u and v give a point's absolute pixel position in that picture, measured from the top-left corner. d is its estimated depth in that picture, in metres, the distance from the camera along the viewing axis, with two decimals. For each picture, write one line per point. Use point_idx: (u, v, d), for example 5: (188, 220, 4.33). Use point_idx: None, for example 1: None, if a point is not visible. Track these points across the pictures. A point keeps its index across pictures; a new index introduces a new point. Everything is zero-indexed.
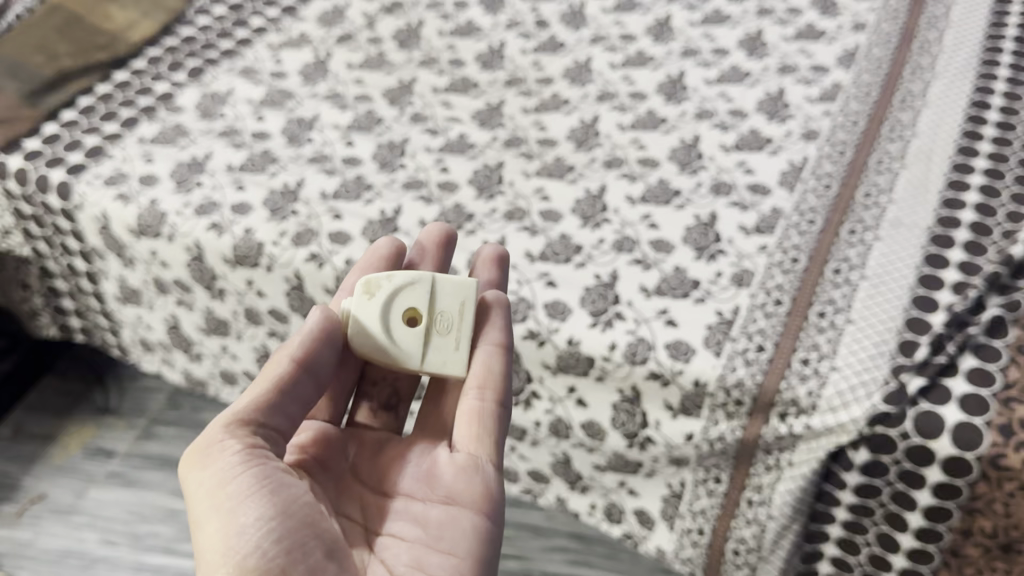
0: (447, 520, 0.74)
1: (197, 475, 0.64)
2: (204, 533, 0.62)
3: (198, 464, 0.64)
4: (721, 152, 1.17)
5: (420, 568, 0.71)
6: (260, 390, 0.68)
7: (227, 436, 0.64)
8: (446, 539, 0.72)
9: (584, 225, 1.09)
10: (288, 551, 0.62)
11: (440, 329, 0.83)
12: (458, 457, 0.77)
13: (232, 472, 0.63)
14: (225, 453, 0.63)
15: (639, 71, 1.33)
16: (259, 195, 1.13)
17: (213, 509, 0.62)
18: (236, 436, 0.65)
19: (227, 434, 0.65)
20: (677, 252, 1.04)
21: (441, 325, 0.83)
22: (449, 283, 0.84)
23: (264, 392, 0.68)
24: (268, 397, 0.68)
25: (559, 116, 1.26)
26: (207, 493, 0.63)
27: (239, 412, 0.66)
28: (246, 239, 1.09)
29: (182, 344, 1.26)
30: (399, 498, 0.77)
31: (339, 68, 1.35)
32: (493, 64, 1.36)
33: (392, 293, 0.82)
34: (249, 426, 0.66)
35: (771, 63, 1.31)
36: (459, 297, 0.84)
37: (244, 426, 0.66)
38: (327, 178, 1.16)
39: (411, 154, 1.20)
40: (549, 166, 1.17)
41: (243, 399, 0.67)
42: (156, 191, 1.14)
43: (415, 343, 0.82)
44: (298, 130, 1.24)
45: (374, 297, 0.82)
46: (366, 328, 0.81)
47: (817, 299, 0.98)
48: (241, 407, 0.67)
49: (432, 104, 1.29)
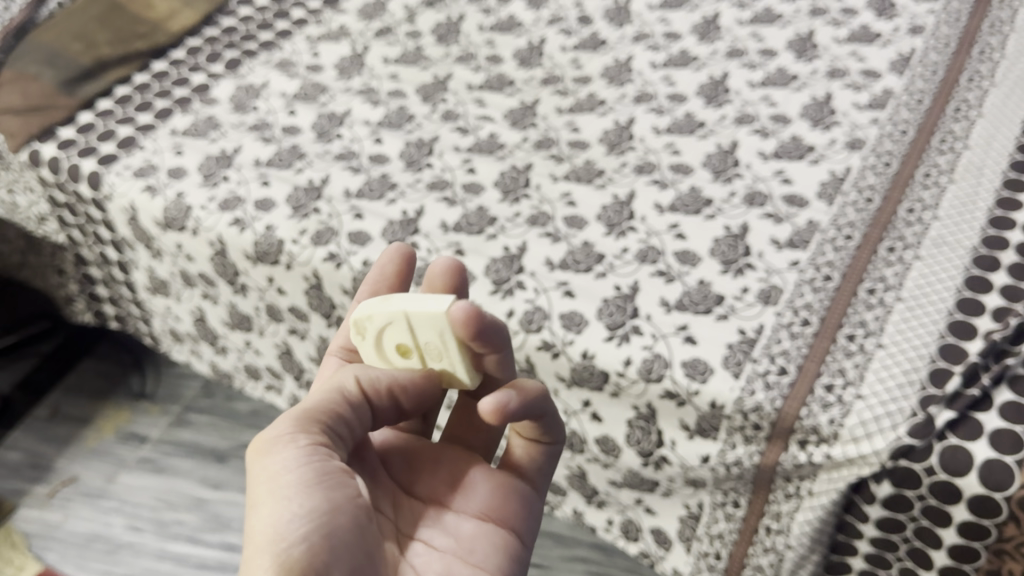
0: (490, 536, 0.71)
1: (260, 465, 0.60)
2: (254, 519, 0.58)
3: (262, 452, 0.61)
4: (759, 160, 1.12)
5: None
6: (331, 398, 0.65)
7: (294, 429, 0.61)
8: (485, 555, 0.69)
9: (609, 233, 1.05)
10: (332, 553, 0.58)
11: (436, 357, 0.71)
12: (497, 475, 0.74)
13: (294, 462, 0.59)
14: (291, 444, 0.60)
15: (681, 71, 1.28)
16: (283, 191, 1.13)
17: (268, 495, 0.58)
18: (302, 430, 0.61)
19: (297, 425, 0.62)
20: (703, 265, 1.00)
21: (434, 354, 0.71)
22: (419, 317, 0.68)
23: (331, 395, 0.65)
24: (339, 407, 0.65)
25: (594, 117, 1.22)
26: (266, 483, 0.59)
27: (310, 411, 0.63)
28: (267, 236, 1.08)
29: (208, 337, 1.26)
30: (425, 501, 0.72)
31: (375, 62, 1.34)
32: (531, 61, 1.33)
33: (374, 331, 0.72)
34: (316, 426, 0.62)
35: (820, 66, 1.25)
36: (433, 327, 0.68)
37: (311, 422, 0.62)
38: (352, 176, 1.14)
39: (439, 154, 1.18)
40: (578, 170, 1.14)
41: (310, 402, 0.64)
42: (183, 184, 1.15)
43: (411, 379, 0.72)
44: (327, 126, 1.23)
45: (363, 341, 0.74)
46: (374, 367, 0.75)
47: (847, 320, 0.93)
48: (308, 406, 0.64)
49: (466, 102, 1.26)
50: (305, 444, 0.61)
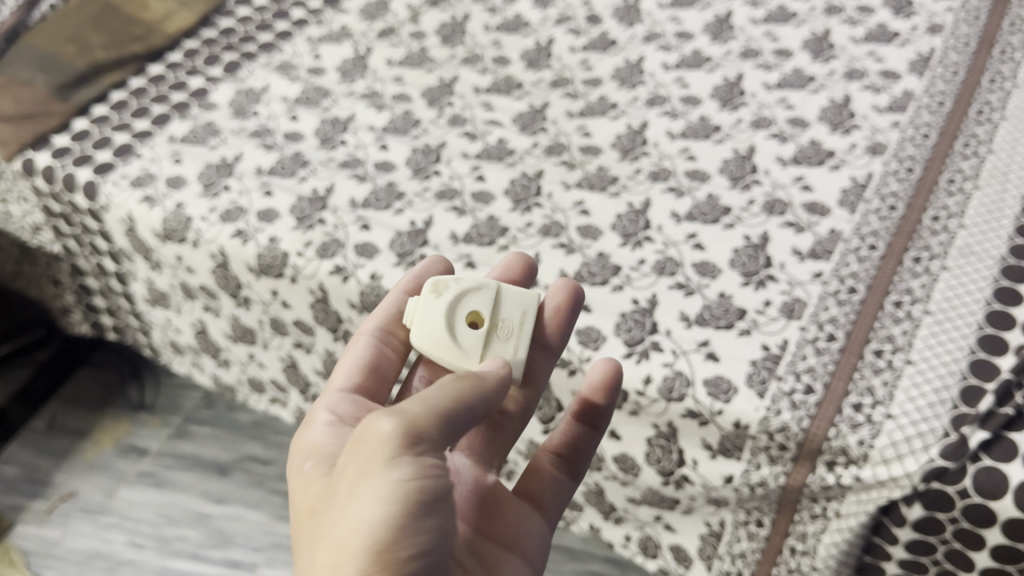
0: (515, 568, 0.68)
1: (373, 462, 0.53)
2: (360, 512, 0.51)
3: (379, 441, 0.53)
4: (777, 165, 1.09)
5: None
6: (451, 400, 0.58)
7: (417, 429, 0.54)
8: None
9: (624, 243, 1.02)
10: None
11: (501, 335, 0.79)
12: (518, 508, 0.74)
13: (418, 471, 0.53)
14: (414, 449, 0.53)
15: (694, 72, 1.24)
16: (287, 201, 1.09)
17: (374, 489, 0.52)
18: (420, 437, 0.54)
19: (416, 429, 0.54)
20: (722, 276, 0.97)
21: (500, 332, 0.79)
22: (511, 294, 0.81)
23: (452, 400, 0.57)
24: (457, 416, 0.58)
25: (606, 122, 1.19)
26: (381, 479, 0.52)
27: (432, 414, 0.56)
28: (271, 248, 1.05)
29: (210, 349, 1.23)
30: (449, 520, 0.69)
31: (378, 65, 1.30)
32: (539, 63, 1.30)
33: (459, 293, 0.78)
34: (433, 431, 0.55)
35: (838, 67, 1.22)
36: (521, 305, 0.81)
37: (430, 426, 0.55)
38: (358, 185, 1.11)
39: (447, 161, 1.14)
40: (591, 178, 1.11)
41: (433, 399, 0.57)
42: (183, 194, 1.11)
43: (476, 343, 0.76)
44: (331, 132, 1.19)
45: (442, 291, 0.78)
46: (429, 316, 0.77)
47: (874, 335, 0.90)
48: (430, 406, 0.56)
49: (473, 106, 1.23)
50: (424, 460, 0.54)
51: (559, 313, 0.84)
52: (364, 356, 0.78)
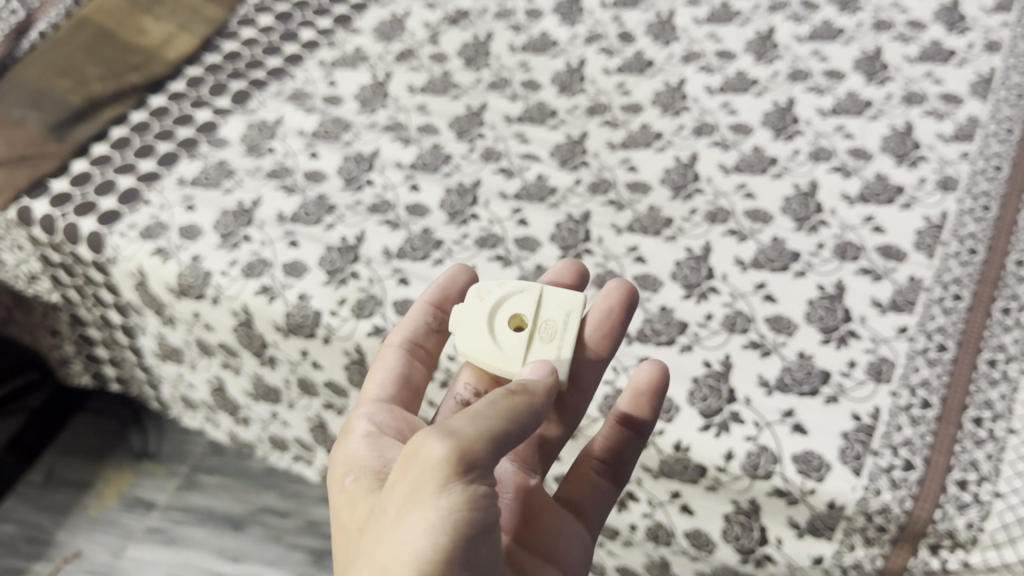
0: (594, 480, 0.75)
1: (422, 487, 0.50)
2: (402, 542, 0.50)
3: (420, 471, 0.51)
4: (843, 202, 1.01)
5: (570, 535, 0.69)
6: (503, 413, 0.54)
7: (464, 454, 0.51)
8: (585, 497, 0.74)
9: (688, 295, 0.94)
10: None
11: (546, 338, 0.71)
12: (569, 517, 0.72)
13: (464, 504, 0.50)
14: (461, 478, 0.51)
15: (741, 96, 1.16)
16: (315, 252, 1.00)
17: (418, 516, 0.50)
18: (473, 467, 0.51)
19: (467, 452, 0.51)
20: (800, 333, 0.89)
21: (546, 333, 0.71)
22: (558, 293, 0.73)
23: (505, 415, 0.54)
24: (509, 440, 0.54)
25: (652, 154, 1.10)
26: (426, 510, 0.50)
27: (484, 439, 0.52)
28: (301, 306, 0.96)
29: (228, 407, 1.14)
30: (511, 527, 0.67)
31: (399, 92, 1.21)
32: (572, 87, 1.21)
33: (499, 297, 0.73)
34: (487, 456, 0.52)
35: (895, 90, 1.14)
36: (564, 305, 0.73)
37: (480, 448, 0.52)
38: (390, 232, 1.02)
39: (485, 202, 1.06)
40: (642, 218, 1.03)
41: (489, 424, 0.53)
42: (198, 246, 1.02)
43: (514, 347, 0.70)
44: (355, 171, 1.10)
45: (480, 302, 0.73)
46: (472, 326, 0.72)
47: (972, 400, 0.83)
48: (483, 433, 0.52)
49: (507, 138, 1.14)
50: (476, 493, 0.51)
51: (610, 317, 0.77)
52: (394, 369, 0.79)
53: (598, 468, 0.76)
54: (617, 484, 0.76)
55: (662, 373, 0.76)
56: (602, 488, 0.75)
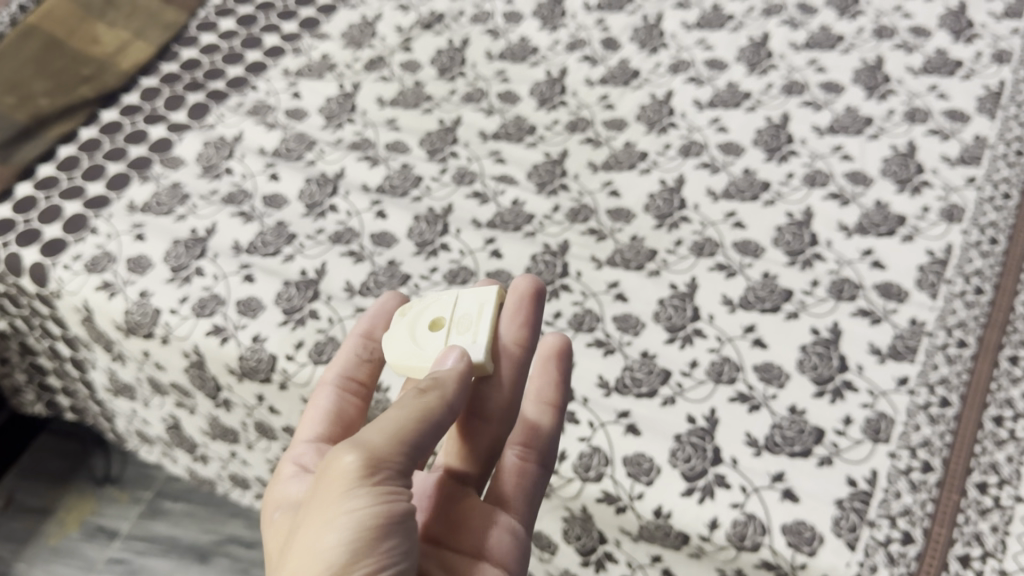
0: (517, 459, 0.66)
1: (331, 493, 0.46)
2: (306, 553, 0.45)
3: (326, 478, 0.47)
4: (840, 234, 0.94)
5: (501, 526, 0.61)
6: (410, 411, 0.49)
7: (368, 454, 0.46)
8: (508, 486, 0.64)
9: (672, 340, 0.87)
10: None
11: (461, 331, 0.65)
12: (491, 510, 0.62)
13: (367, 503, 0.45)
14: (364, 477, 0.46)
15: (731, 112, 1.09)
16: (271, 288, 0.93)
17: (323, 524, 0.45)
18: (383, 468, 0.46)
19: (377, 452, 0.46)
20: (792, 384, 0.83)
21: (462, 325, 0.66)
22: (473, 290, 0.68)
23: (413, 416, 0.49)
24: (423, 437, 0.49)
25: (636, 176, 1.03)
26: (331, 515, 0.45)
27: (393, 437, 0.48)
28: (254, 349, 0.89)
29: (185, 445, 1.08)
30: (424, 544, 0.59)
31: (368, 105, 1.14)
32: (552, 99, 1.14)
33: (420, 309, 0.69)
34: (393, 457, 0.47)
35: (896, 105, 1.07)
36: (480, 297, 0.67)
37: (382, 450, 0.47)
38: (353, 265, 0.95)
39: (456, 231, 0.99)
40: (624, 250, 0.96)
41: (395, 423, 0.48)
42: (147, 280, 0.95)
43: (429, 348, 0.65)
44: (318, 194, 1.03)
45: (399, 328, 0.68)
46: (393, 349, 0.67)
47: (976, 463, 0.77)
48: (396, 432, 0.48)
49: (481, 158, 1.07)
50: (390, 493, 0.46)
51: (521, 306, 0.66)
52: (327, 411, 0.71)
53: (518, 453, 0.66)
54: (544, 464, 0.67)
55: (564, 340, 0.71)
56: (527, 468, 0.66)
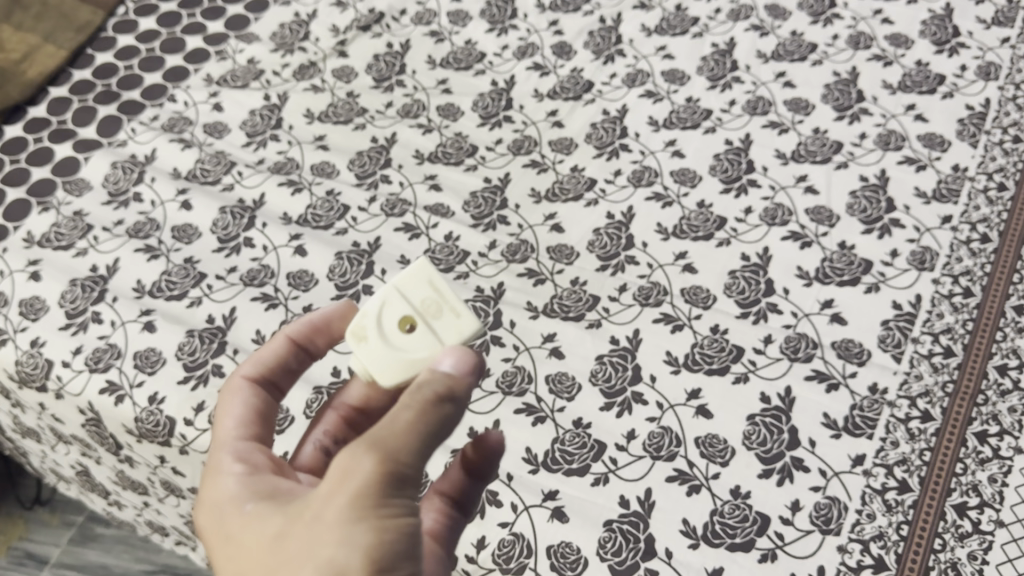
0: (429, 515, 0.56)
1: (338, 515, 0.41)
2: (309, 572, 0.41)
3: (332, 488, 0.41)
4: (799, 280, 0.86)
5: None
6: (421, 418, 0.42)
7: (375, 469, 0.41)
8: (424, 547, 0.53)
9: (608, 406, 0.79)
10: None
11: (440, 316, 0.54)
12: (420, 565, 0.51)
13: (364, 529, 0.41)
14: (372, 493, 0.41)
15: (688, 133, 1.00)
16: (174, 337, 0.85)
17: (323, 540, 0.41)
18: (394, 481, 0.41)
19: (395, 467, 0.41)
20: (736, 461, 0.75)
21: (434, 309, 0.54)
22: (406, 276, 0.54)
23: (427, 421, 0.42)
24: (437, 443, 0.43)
25: (582, 207, 0.94)
26: (331, 538, 0.40)
27: (405, 454, 0.42)
28: (152, 411, 0.81)
29: (98, 490, 1.00)
30: None
31: (295, 119, 1.04)
32: (497, 114, 1.05)
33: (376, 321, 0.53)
34: (402, 473, 0.42)
35: (869, 128, 0.98)
36: (422, 277, 0.55)
37: (402, 460, 0.41)
38: (266, 311, 0.87)
39: (381, 271, 0.90)
40: (563, 297, 0.87)
41: (404, 431, 0.42)
42: (40, 326, 0.87)
43: (428, 350, 0.52)
44: (233, 226, 0.94)
45: (367, 343, 0.52)
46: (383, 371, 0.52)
47: (934, 562, 0.69)
48: (412, 445, 0.42)
49: (415, 183, 0.98)
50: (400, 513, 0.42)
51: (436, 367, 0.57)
52: (246, 410, 0.57)
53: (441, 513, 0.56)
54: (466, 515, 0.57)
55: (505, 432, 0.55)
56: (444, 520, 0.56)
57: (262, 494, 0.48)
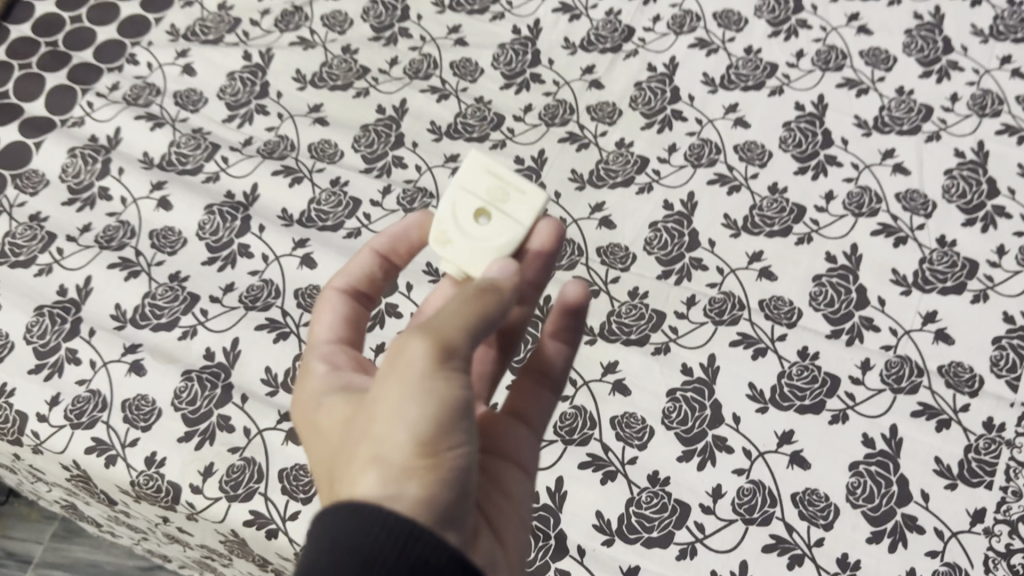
0: (520, 392, 0.57)
1: (392, 390, 0.39)
2: (365, 441, 0.39)
3: (386, 369, 0.40)
4: (895, 288, 0.74)
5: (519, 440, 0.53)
6: (470, 303, 0.41)
7: (428, 347, 0.39)
8: (523, 410, 0.55)
9: (688, 457, 0.68)
10: (474, 483, 0.41)
11: (509, 200, 0.50)
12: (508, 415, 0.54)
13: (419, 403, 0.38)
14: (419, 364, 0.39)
15: (751, 96, 0.85)
16: (168, 380, 0.72)
17: (378, 406, 0.39)
18: (449, 359, 0.39)
19: (449, 346, 0.39)
20: (841, 523, 0.65)
21: (502, 195, 0.50)
22: (463, 175, 0.50)
23: (475, 307, 0.41)
24: (490, 323, 0.41)
25: (635, 195, 0.80)
26: (386, 407, 0.39)
27: (462, 327, 0.40)
28: (151, 475, 0.69)
29: (86, 521, 0.89)
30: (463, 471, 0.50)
31: (283, 84, 0.88)
32: (523, 72, 0.89)
33: (455, 226, 0.49)
34: (456, 352, 0.40)
35: (961, 88, 0.84)
36: (477, 167, 0.50)
37: (456, 336, 0.40)
38: (274, 343, 0.73)
39: (406, 286, 0.76)
40: (623, 314, 0.74)
41: (452, 316, 0.40)
42: (4, 368, 0.73)
43: (513, 237, 0.49)
44: (223, 230, 0.79)
45: (452, 249, 0.49)
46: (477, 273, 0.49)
47: None
48: (465, 324, 0.40)
49: (436, 166, 0.83)
50: (460, 387, 0.39)
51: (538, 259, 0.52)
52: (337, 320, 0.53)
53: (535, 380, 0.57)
54: (556, 391, 0.58)
55: (585, 289, 0.56)
56: (538, 394, 0.57)
57: (336, 387, 0.46)
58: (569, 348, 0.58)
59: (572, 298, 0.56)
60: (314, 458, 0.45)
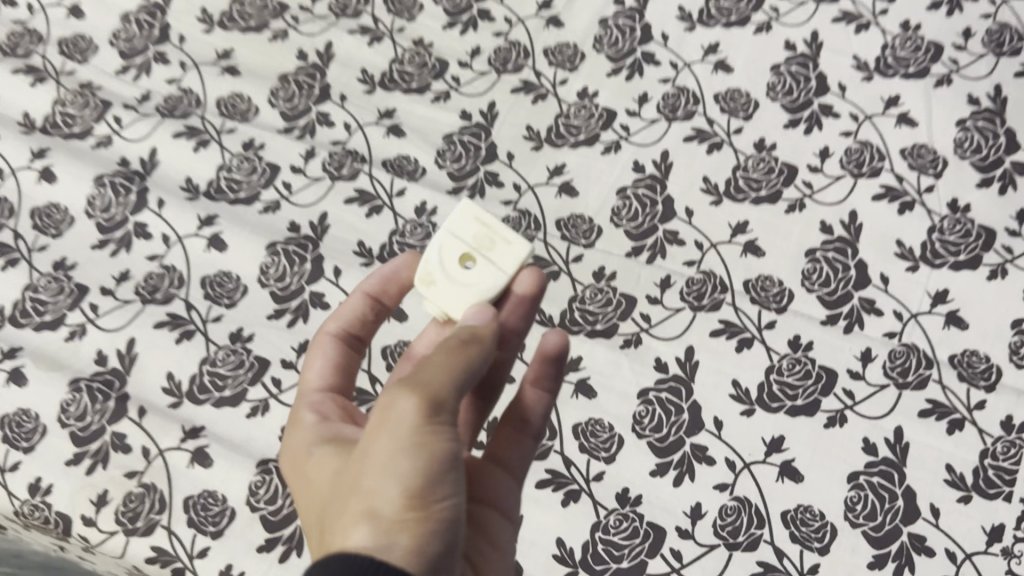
0: (498, 438, 0.50)
1: (382, 446, 0.36)
2: (355, 497, 0.35)
3: (376, 425, 0.37)
4: (900, 263, 0.64)
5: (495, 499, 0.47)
6: (458, 354, 0.38)
7: (415, 399, 0.36)
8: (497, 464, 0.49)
9: (663, 471, 0.59)
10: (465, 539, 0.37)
11: (496, 249, 0.48)
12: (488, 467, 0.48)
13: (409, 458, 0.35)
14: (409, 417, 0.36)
15: (733, 33, 0.73)
16: (54, 390, 0.61)
17: (368, 463, 0.36)
18: (441, 410, 0.37)
19: (436, 397, 0.37)
20: (839, 545, 0.56)
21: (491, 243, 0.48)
22: (455, 223, 0.48)
23: (463, 354, 0.38)
24: (475, 375, 0.39)
25: (599, 156, 0.70)
26: (376, 464, 0.35)
27: (453, 380, 0.37)
28: (36, 504, 0.58)
29: None
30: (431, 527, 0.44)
31: (188, 27, 0.75)
32: (469, 7, 0.76)
33: (441, 270, 0.47)
34: (444, 405, 0.37)
35: (977, 20, 0.72)
36: (470, 215, 0.48)
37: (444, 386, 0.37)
38: (177, 344, 0.63)
39: (333, 271, 0.65)
40: (588, 301, 0.64)
41: (439, 364, 0.38)
42: None
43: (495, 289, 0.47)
44: (116, 206, 0.67)
45: (435, 291, 0.47)
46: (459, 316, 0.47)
47: None
48: (453, 374, 0.37)
49: (367, 123, 0.71)
50: (448, 440, 0.36)
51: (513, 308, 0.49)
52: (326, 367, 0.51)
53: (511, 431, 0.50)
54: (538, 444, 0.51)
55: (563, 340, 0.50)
56: (514, 443, 0.50)
57: (325, 440, 0.43)
58: (550, 397, 0.51)
59: (548, 348, 0.50)
60: (306, 515, 0.42)
